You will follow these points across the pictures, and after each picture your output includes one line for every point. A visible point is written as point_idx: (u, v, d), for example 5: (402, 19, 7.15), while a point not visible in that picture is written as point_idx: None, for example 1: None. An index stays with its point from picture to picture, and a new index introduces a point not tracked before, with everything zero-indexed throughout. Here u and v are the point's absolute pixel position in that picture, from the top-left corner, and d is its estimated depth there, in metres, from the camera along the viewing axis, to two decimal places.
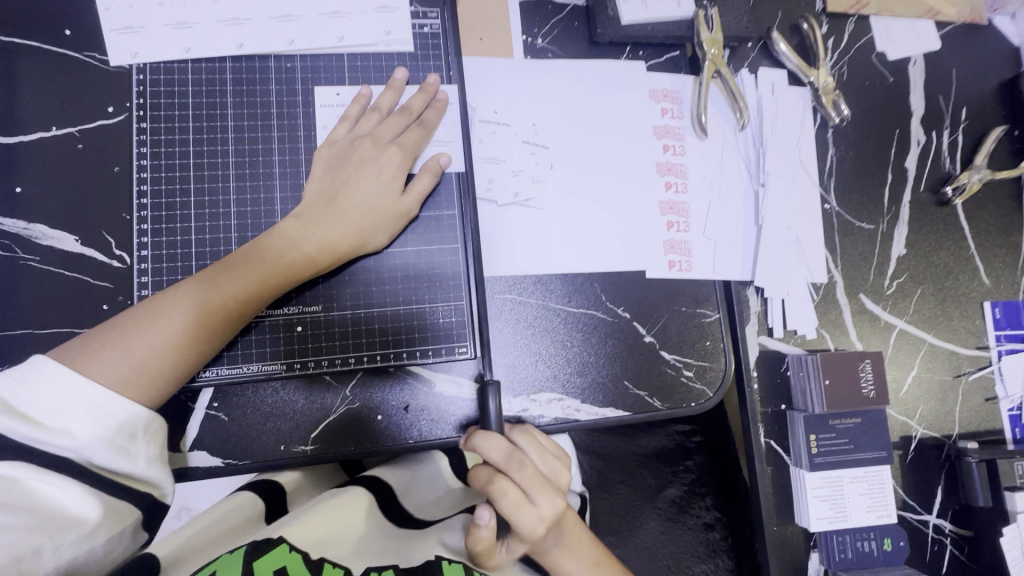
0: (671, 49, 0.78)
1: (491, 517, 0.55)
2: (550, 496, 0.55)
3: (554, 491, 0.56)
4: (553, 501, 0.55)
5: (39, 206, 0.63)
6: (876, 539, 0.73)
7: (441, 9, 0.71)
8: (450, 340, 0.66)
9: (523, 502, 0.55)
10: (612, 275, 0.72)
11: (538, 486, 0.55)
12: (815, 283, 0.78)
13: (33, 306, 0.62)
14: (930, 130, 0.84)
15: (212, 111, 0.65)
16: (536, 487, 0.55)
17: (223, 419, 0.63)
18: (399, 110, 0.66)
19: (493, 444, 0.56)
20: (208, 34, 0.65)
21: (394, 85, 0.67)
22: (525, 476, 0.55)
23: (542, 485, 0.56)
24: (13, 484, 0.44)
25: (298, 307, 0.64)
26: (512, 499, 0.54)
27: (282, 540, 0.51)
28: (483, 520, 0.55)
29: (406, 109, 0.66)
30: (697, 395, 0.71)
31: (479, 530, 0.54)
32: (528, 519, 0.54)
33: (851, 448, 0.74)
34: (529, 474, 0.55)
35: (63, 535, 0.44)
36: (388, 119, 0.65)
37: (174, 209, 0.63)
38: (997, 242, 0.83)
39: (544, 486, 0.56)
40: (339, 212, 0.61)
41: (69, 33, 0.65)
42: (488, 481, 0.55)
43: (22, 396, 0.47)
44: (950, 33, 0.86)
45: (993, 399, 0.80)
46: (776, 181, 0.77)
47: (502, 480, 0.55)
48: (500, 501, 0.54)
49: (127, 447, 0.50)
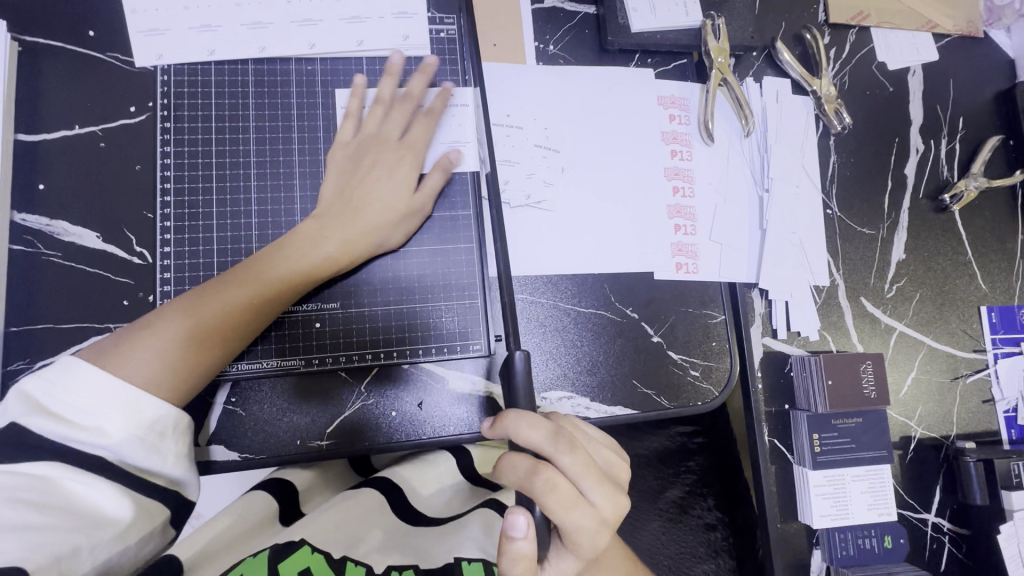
0: (678, 57, 0.80)
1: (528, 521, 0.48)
2: (602, 488, 0.50)
3: (607, 482, 0.51)
4: (604, 492, 0.50)
5: (62, 203, 0.64)
6: (877, 537, 0.75)
7: (457, 15, 0.73)
8: (465, 338, 0.68)
9: (573, 496, 0.49)
10: (621, 276, 0.74)
11: (590, 477, 0.50)
12: (817, 285, 0.80)
13: (56, 301, 0.63)
14: (928, 138, 0.86)
15: (235, 112, 0.66)
16: (585, 475, 0.50)
17: (240, 414, 0.64)
18: (402, 99, 0.67)
19: (536, 427, 0.50)
20: (231, 36, 0.67)
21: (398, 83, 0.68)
22: (573, 464, 0.50)
23: (595, 475, 0.50)
24: (47, 484, 0.46)
25: (316, 304, 0.65)
26: (563, 492, 0.49)
27: (304, 542, 0.53)
28: (522, 529, 0.48)
29: (408, 96, 0.67)
30: (704, 395, 0.73)
31: (516, 543, 0.48)
32: (579, 514, 0.49)
33: (853, 447, 0.76)
34: (580, 461, 0.50)
35: (98, 535, 0.46)
36: (391, 113, 0.67)
37: (195, 207, 0.64)
38: (994, 248, 0.86)
39: (596, 477, 0.50)
40: (357, 212, 0.63)
41: (93, 34, 0.67)
42: (531, 473, 0.49)
43: (57, 397, 0.49)
44: (948, 45, 0.89)
45: (990, 401, 0.82)
46: (780, 186, 0.79)
47: (546, 471, 0.49)
48: (547, 497, 0.48)
49: (157, 444, 0.51)
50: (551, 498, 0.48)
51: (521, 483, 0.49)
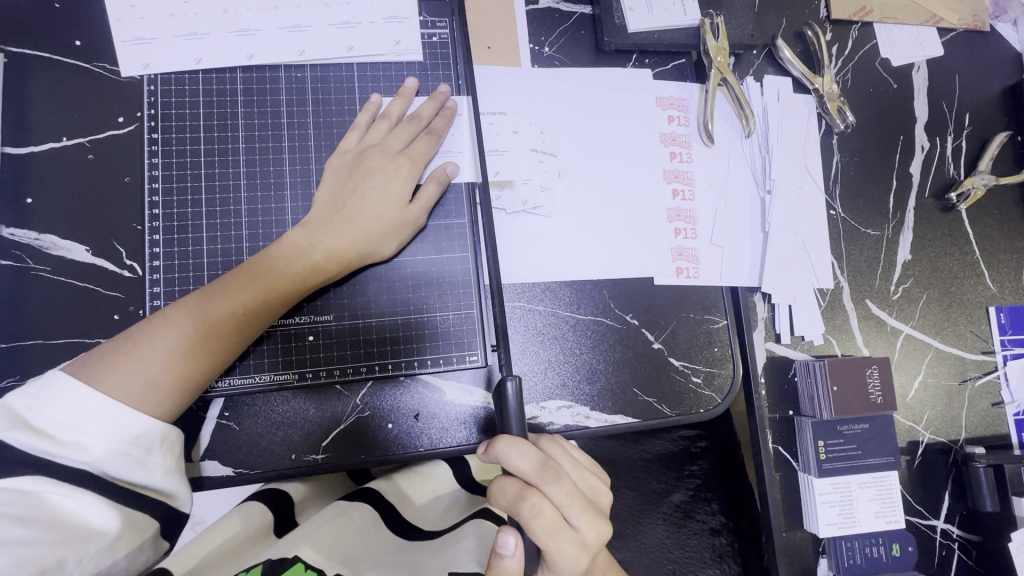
0: (676, 56, 0.78)
1: (518, 543, 0.48)
2: (587, 515, 0.50)
3: (591, 509, 0.50)
4: (587, 519, 0.50)
5: (51, 217, 0.63)
6: (885, 545, 0.74)
7: (450, 18, 0.71)
8: (461, 348, 0.66)
9: (557, 523, 0.49)
10: (620, 282, 0.72)
11: (575, 504, 0.49)
12: (821, 289, 0.79)
13: (45, 318, 0.62)
14: (934, 136, 0.84)
15: (223, 122, 0.65)
16: (572, 503, 0.49)
17: (234, 429, 0.63)
18: (408, 118, 0.66)
19: (525, 454, 0.49)
20: (218, 44, 0.65)
21: (406, 96, 0.67)
22: (560, 492, 0.49)
23: (580, 502, 0.50)
24: (31, 498, 0.45)
25: (309, 317, 0.64)
26: (546, 519, 0.48)
27: (297, 559, 0.51)
28: (511, 548, 0.48)
29: (416, 117, 0.67)
30: (706, 402, 0.71)
31: (504, 560, 0.48)
32: (563, 540, 0.49)
33: (859, 454, 0.74)
34: (565, 490, 0.49)
35: (84, 547, 0.45)
36: (397, 128, 0.66)
37: (185, 219, 0.63)
38: (1002, 247, 0.84)
39: (581, 503, 0.50)
40: (346, 221, 0.62)
41: (79, 44, 0.65)
42: (517, 499, 0.48)
43: (39, 412, 0.48)
44: (953, 39, 0.87)
45: (1000, 404, 0.80)
46: (782, 187, 0.77)
47: (532, 498, 0.48)
48: (532, 521, 0.48)
49: (142, 459, 0.50)
50: (535, 523, 0.48)
51: (506, 506, 0.49)
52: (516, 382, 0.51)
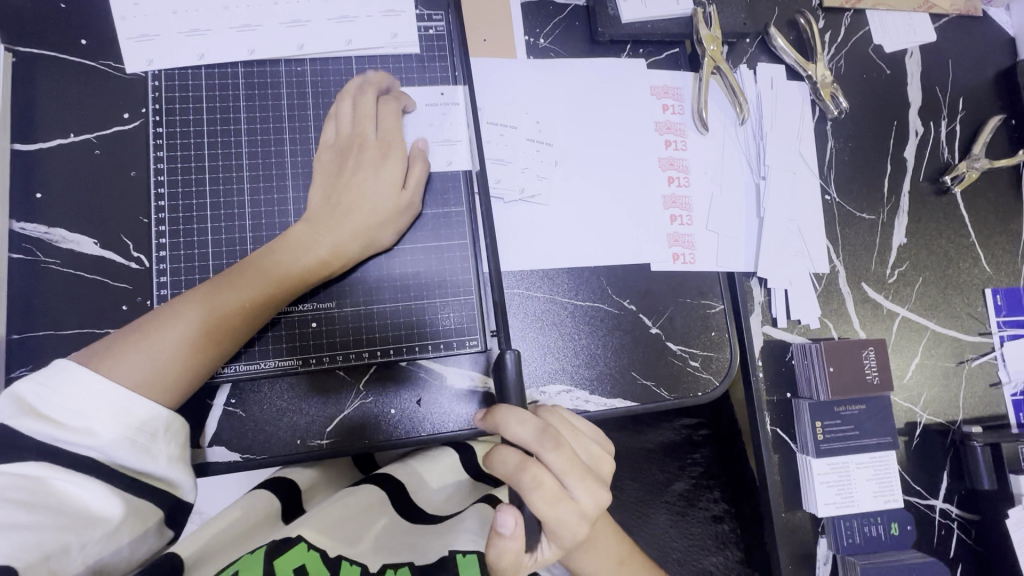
0: (670, 46, 0.80)
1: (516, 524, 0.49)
2: (586, 484, 0.51)
3: (590, 478, 0.51)
4: (590, 490, 0.51)
5: (60, 211, 0.65)
6: (884, 524, 0.75)
7: (446, 11, 0.73)
8: (461, 334, 0.68)
9: (558, 493, 0.50)
10: (618, 268, 0.73)
11: (574, 473, 0.50)
12: (817, 273, 0.79)
13: (56, 308, 0.63)
14: (927, 120, 0.85)
15: (225, 115, 0.67)
16: (572, 472, 0.50)
17: (241, 415, 0.65)
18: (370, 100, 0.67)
19: (527, 424, 0.50)
20: (220, 40, 0.67)
21: (371, 85, 0.67)
22: (560, 461, 0.50)
23: (579, 471, 0.51)
24: (37, 484, 0.46)
25: (312, 304, 0.66)
26: (547, 489, 0.50)
27: (301, 539, 0.52)
28: (510, 528, 0.49)
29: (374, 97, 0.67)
30: (704, 385, 0.72)
31: (504, 538, 0.49)
32: (563, 511, 0.50)
33: (856, 434, 0.75)
34: (566, 457, 0.50)
35: (89, 533, 0.46)
36: (362, 109, 0.66)
37: (190, 210, 0.65)
38: (997, 229, 0.84)
39: (580, 472, 0.51)
40: (346, 216, 0.63)
41: (85, 42, 0.67)
42: (519, 469, 0.49)
43: (48, 398, 0.50)
44: (946, 25, 0.88)
45: (997, 384, 0.81)
46: (776, 173, 0.79)
47: (534, 468, 0.49)
48: (532, 492, 0.49)
49: (147, 446, 0.51)
50: (536, 494, 0.49)
51: (507, 476, 0.50)
52: (514, 353, 0.53)
